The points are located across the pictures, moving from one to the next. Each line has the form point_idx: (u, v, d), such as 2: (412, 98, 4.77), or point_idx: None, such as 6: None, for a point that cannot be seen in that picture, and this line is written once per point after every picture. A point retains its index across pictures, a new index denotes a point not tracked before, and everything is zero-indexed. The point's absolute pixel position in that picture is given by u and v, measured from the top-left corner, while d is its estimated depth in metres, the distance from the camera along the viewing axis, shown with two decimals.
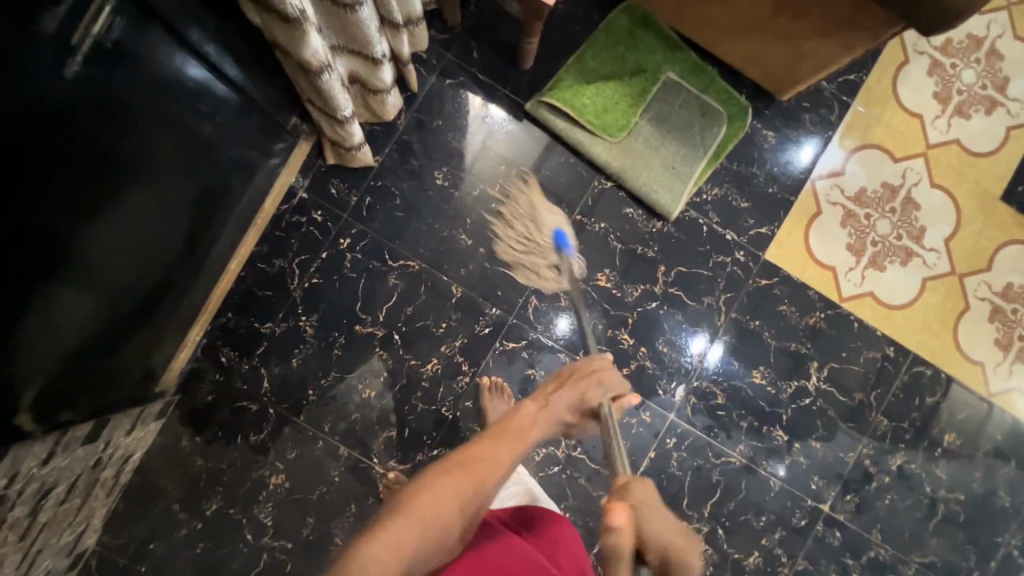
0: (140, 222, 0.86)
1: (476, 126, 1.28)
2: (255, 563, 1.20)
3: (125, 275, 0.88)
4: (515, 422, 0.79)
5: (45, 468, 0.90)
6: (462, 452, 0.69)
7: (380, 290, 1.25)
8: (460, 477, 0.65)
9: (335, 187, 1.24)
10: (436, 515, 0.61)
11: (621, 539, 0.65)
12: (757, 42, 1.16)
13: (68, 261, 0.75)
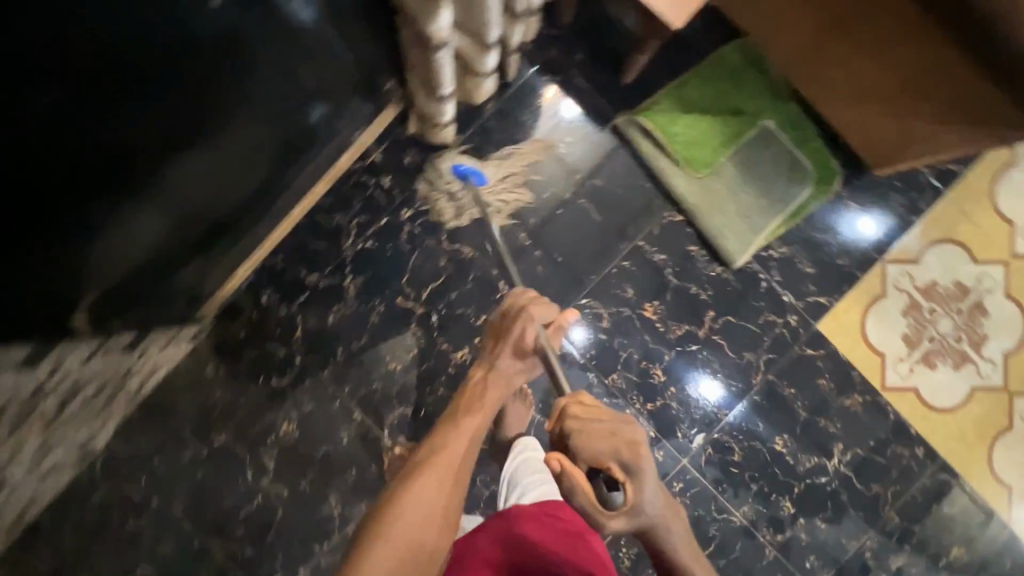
0: (227, 161, 0.87)
1: (553, 127, 1.25)
2: (249, 502, 1.23)
3: (204, 207, 0.89)
4: (472, 406, 0.84)
5: None
6: (423, 457, 0.75)
7: (429, 268, 1.25)
8: (428, 480, 0.71)
9: (410, 157, 1.23)
10: (418, 525, 0.67)
11: (559, 474, 0.73)
12: (870, 112, 1.12)
13: (153, 186, 0.77)
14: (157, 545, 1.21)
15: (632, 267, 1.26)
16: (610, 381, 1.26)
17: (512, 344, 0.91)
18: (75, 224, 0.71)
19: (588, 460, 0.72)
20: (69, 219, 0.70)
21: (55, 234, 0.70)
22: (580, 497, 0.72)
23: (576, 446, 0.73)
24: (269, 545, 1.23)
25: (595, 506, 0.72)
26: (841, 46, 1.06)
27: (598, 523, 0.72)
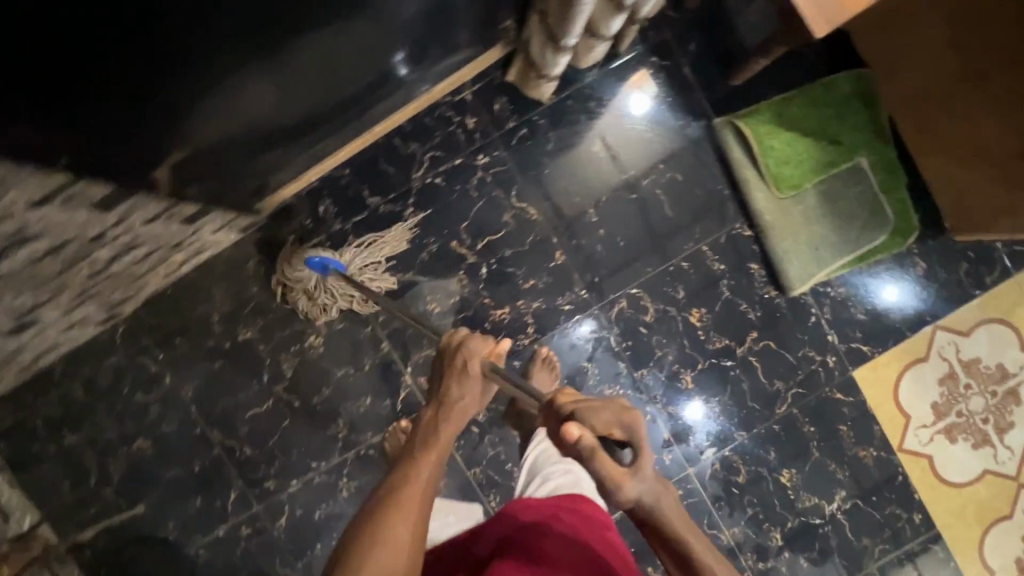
0: (342, 48, 0.81)
1: (625, 110, 1.22)
2: (259, 404, 1.22)
3: (303, 90, 0.83)
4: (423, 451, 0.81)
5: (143, 227, 0.88)
6: (382, 501, 0.73)
7: (491, 219, 1.22)
8: (393, 532, 0.70)
9: (500, 104, 1.20)
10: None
11: (582, 440, 0.67)
12: (972, 174, 1.10)
13: (276, 54, 0.71)
14: (162, 422, 1.21)
15: (690, 270, 1.25)
16: (638, 375, 1.26)
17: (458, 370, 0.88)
18: (196, 74, 0.64)
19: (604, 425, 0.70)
20: (193, 66, 0.63)
21: (175, 80, 0.63)
22: (604, 462, 0.67)
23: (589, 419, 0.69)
24: (269, 450, 1.23)
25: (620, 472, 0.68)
26: (1005, 95, 0.97)
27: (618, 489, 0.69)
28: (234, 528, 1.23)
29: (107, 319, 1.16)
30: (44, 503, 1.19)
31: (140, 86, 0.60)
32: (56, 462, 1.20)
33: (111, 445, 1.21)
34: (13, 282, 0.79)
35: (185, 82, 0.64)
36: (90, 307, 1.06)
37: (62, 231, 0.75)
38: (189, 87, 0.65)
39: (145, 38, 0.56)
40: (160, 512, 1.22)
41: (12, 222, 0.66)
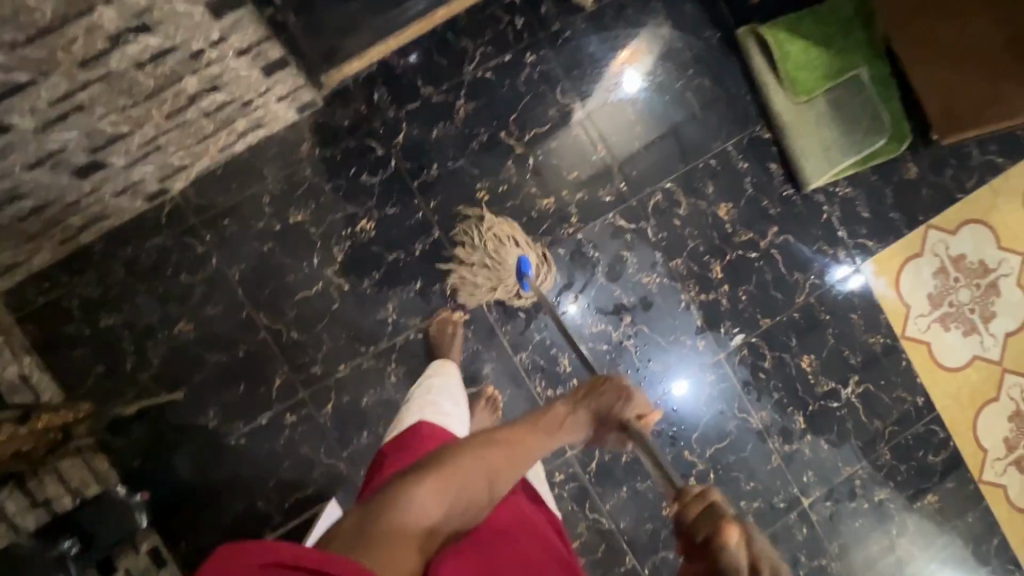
0: None
1: (620, 86, 1.33)
2: (308, 287, 1.22)
3: None
4: (511, 438, 0.81)
5: (232, 60, 1.01)
6: (503, 435, 0.81)
7: (538, 114, 1.30)
8: (493, 454, 0.78)
9: (545, 8, 1.29)
10: (478, 479, 0.73)
11: (734, 541, 0.61)
12: (948, 74, 1.29)
13: None
14: (207, 304, 1.19)
15: (718, 167, 1.36)
16: (672, 265, 1.34)
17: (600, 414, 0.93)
18: None
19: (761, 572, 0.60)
20: None
21: None
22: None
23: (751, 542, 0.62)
24: (317, 334, 1.22)
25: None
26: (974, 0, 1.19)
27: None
28: (278, 416, 1.21)
29: (156, 192, 1.15)
30: (76, 388, 1.14)
31: None
32: (88, 345, 1.15)
33: (150, 327, 1.17)
34: (109, 89, 0.93)
35: None
36: (147, 168, 1.07)
37: (173, 27, 0.92)
38: None
39: None
40: (200, 399, 1.18)
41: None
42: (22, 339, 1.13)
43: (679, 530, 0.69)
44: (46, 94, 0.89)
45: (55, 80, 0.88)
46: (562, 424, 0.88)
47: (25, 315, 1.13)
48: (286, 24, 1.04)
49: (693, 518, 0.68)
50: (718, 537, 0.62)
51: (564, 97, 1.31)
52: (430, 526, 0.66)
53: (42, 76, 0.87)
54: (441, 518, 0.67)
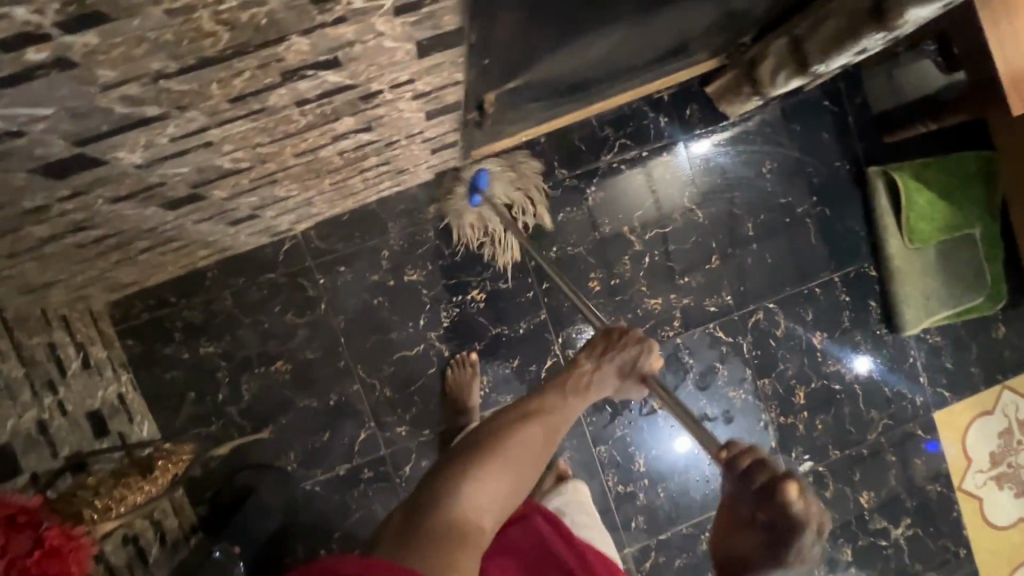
0: (670, 28, 0.87)
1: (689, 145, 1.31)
2: (408, 347, 1.21)
3: (622, 54, 0.88)
4: (541, 407, 0.75)
5: (416, 145, 0.89)
6: (536, 406, 0.75)
7: (662, 214, 1.30)
8: (532, 427, 0.71)
9: (689, 111, 1.30)
10: (520, 459, 0.66)
11: (788, 500, 0.55)
12: None
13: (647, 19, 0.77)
14: (307, 347, 1.18)
15: (821, 295, 1.37)
16: (759, 383, 1.35)
17: (616, 362, 0.87)
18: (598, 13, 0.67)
19: (819, 520, 0.56)
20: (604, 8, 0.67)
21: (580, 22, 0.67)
22: (800, 544, 0.56)
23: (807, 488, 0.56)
24: (409, 395, 1.22)
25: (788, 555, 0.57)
26: None
27: (759, 557, 0.59)
28: (357, 469, 1.21)
29: (282, 232, 1.13)
30: (166, 411, 1.13)
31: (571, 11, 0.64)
32: (184, 370, 1.13)
33: (248, 362, 1.16)
34: (306, 169, 0.79)
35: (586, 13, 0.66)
36: (287, 217, 1.04)
37: (388, 128, 0.75)
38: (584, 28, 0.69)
39: None
40: (284, 441, 1.18)
41: (386, 107, 0.67)
42: (120, 354, 1.10)
43: (732, 476, 0.60)
44: (249, 177, 0.73)
45: (268, 166, 0.71)
46: (589, 383, 0.83)
47: (127, 328, 1.11)
48: (479, 120, 0.89)
49: (749, 466, 0.59)
50: (772, 493, 0.56)
51: (690, 201, 1.31)
52: (479, 520, 0.59)
53: (260, 164, 0.69)
54: (500, 509, 0.62)
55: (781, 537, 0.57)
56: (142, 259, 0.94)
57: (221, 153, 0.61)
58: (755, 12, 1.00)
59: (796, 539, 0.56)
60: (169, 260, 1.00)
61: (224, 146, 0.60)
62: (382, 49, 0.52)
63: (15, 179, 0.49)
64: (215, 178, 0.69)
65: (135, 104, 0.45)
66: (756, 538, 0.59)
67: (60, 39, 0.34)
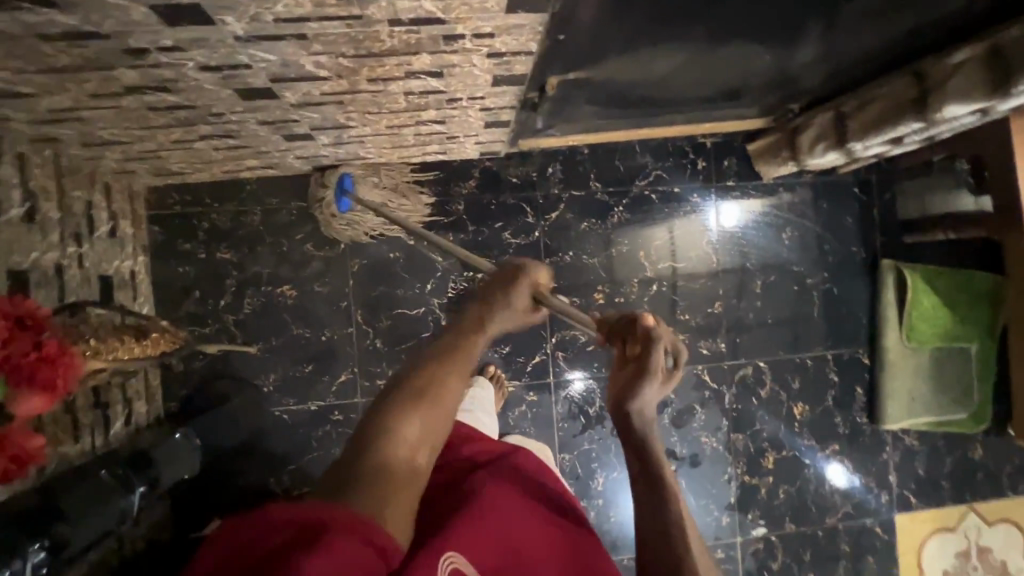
0: (727, 71, 0.95)
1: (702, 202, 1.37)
2: (409, 306, 1.25)
3: (679, 82, 0.96)
4: (442, 355, 0.67)
5: (473, 111, 0.95)
6: (439, 355, 0.67)
7: (678, 250, 1.35)
8: (440, 377, 0.64)
9: (726, 163, 1.37)
10: (435, 408, 0.63)
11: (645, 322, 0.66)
12: None
13: (707, 51, 0.85)
14: (316, 280, 1.22)
15: (810, 367, 1.40)
16: (732, 437, 1.36)
17: (510, 282, 0.71)
18: (662, 27, 0.75)
19: (668, 336, 0.66)
20: (669, 24, 0.74)
21: (647, 28, 0.74)
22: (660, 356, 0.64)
23: (656, 319, 0.67)
24: (397, 351, 1.25)
25: (655, 373, 0.63)
26: None
27: (636, 386, 0.63)
28: (328, 409, 1.22)
29: (326, 167, 1.19)
30: (169, 302, 1.17)
31: (640, 15, 0.71)
32: (197, 269, 1.18)
33: (257, 278, 1.20)
34: (372, 101, 0.85)
35: (651, 22, 0.73)
36: (336, 151, 1.10)
37: (456, 81, 0.82)
38: (648, 37, 0.77)
39: None
40: (268, 362, 1.21)
41: (462, 57, 0.74)
42: (144, 236, 1.15)
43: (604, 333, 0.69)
44: (321, 90, 0.79)
45: (342, 83, 0.78)
46: (487, 318, 0.70)
47: (157, 214, 1.17)
48: (537, 104, 0.96)
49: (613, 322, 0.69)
50: (637, 327, 0.66)
51: (708, 245, 1.37)
52: (408, 467, 0.59)
53: (336, 78, 0.76)
54: (424, 449, 0.61)
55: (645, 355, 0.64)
56: (195, 150, 1.00)
57: (308, 51, 0.67)
58: (808, 81, 1.07)
59: (659, 353, 0.64)
60: (218, 158, 1.06)
61: (314, 45, 0.66)
62: None
63: (134, 12, 0.55)
64: (293, 80, 0.75)
65: None
66: (632, 370, 0.64)
67: None
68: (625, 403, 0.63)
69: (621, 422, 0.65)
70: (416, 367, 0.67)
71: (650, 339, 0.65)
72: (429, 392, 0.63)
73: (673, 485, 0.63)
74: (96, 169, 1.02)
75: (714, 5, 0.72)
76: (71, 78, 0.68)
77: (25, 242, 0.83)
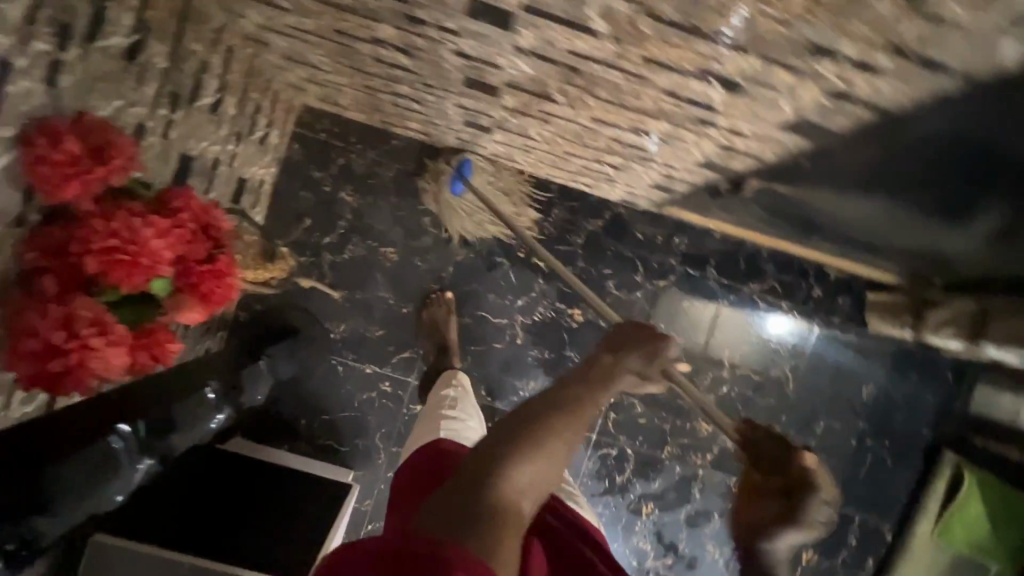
0: (899, 236, 0.94)
1: (772, 317, 1.34)
2: (494, 313, 1.25)
3: (852, 226, 0.95)
4: (575, 390, 0.58)
5: (655, 173, 0.93)
6: (570, 388, 0.58)
7: (760, 363, 1.34)
8: (574, 412, 0.56)
9: (839, 300, 1.35)
10: (562, 445, 0.53)
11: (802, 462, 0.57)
12: None
13: (900, 223, 0.83)
14: (419, 255, 1.22)
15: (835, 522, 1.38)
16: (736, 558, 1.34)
17: (642, 351, 0.66)
18: (880, 200, 0.73)
19: (827, 484, 0.56)
20: (888, 202, 0.73)
21: (867, 195, 0.73)
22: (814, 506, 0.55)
23: (815, 459, 0.58)
24: (465, 350, 1.24)
25: (807, 524, 0.55)
26: None
27: (775, 526, 0.55)
28: (380, 376, 1.22)
29: (475, 155, 1.18)
30: (279, 219, 1.17)
31: (869, 189, 0.69)
32: (316, 199, 1.18)
33: (368, 230, 1.20)
34: (575, 132, 0.84)
35: (872, 195, 0.72)
36: (496, 149, 1.09)
37: (668, 150, 0.80)
38: (863, 199, 0.75)
39: (915, 191, 0.65)
40: (344, 311, 1.20)
41: (697, 137, 0.72)
42: (281, 150, 1.15)
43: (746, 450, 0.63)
44: (541, 108, 0.78)
45: (566, 111, 0.76)
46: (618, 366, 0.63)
47: (301, 133, 1.16)
48: (717, 192, 0.94)
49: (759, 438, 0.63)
50: (791, 466, 0.58)
51: (789, 369, 1.35)
52: (518, 509, 0.49)
53: (565, 106, 0.75)
54: (535, 497, 0.51)
55: (794, 502, 0.55)
56: (374, 99, 0.99)
57: (566, 80, 0.66)
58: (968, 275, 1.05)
59: (812, 502, 0.55)
60: (388, 111, 1.05)
61: (577, 78, 0.65)
62: (772, 105, 0.57)
63: None
64: (524, 91, 0.74)
65: (601, 16, 0.50)
66: (776, 508, 0.56)
67: None
68: (754, 543, 0.56)
69: (750, 560, 0.57)
70: (530, 402, 0.56)
71: (798, 479, 0.57)
72: (550, 431, 0.53)
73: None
74: (274, 77, 1.02)
75: (931, 211, 0.71)
76: (333, 13, 0.67)
77: (201, 132, 0.83)
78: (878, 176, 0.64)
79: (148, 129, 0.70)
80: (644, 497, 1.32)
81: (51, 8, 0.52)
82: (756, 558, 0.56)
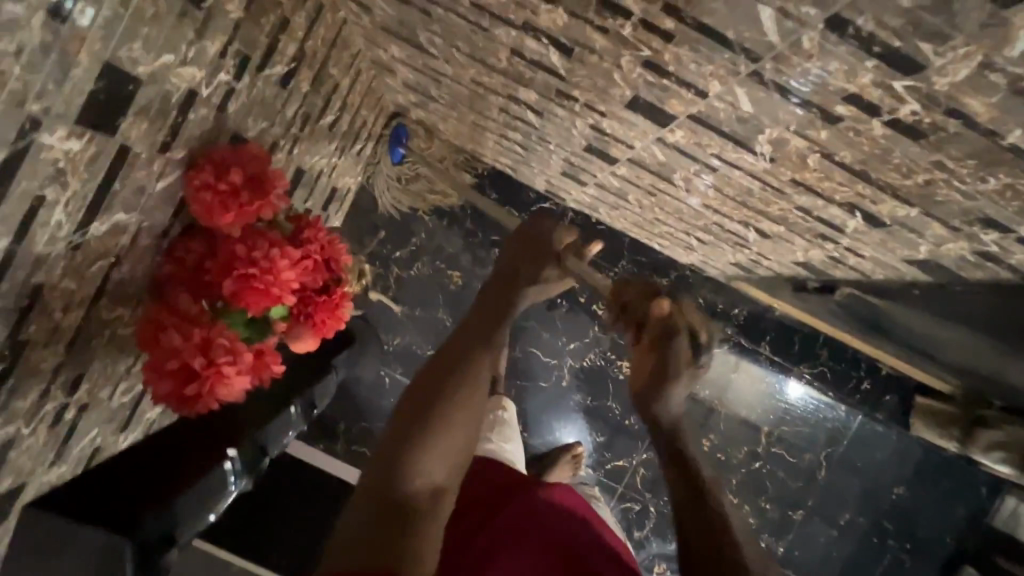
0: (971, 362, 0.95)
1: (795, 386, 1.33)
2: (546, 353, 1.27)
3: (927, 342, 0.96)
4: (450, 367, 0.50)
5: (744, 256, 0.93)
6: (438, 367, 0.51)
7: (796, 443, 1.34)
8: (456, 389, 0.48)
9: (886, 397, 1.34)
10: (455, 421, 0.46)
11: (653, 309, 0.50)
12: None
13: (993, 355, 0.82)
14: (482, 283, 1.23)
15: None
16: None
17: (541, 262, 0.62)
18: (986, 335, 0.72)
19: (693, 323, 0.50)
20: (994, 338, 0.72)
21: (973, 329, 0.72)
22: (684, 353, 0.49)
23: (678, 300, 0.51)
24: (511, 382, 1.26)
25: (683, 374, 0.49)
26: None
27: (658, 384, 0.49)
28: None
29: (556, 196, 1.20)
30: (356, 226, 1.19)
31: (980, 325, 0.68)
32: (395, 213, 1.20)
33: (438, 250, 1.21)
34: (678, 209, 0.85)
35: (980, 329, 0.71)
36: (582, 197, 1.10)
37: (770, 244, 0.81)
38: (965, 330, 0.74)
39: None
40: (401, 325, 1.22)
41: (810, 244, 0.72)
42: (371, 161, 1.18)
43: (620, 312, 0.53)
44: (654, 183, 0.79)
45: (679, 193, 0.77)
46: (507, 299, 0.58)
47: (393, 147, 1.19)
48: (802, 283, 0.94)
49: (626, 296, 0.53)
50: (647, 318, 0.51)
51: (824, 455, 1.34)
52: (425, 499, 0.41)
53: (682, 189, 0.75)
54: (448, 476, 0.44)
55: (658, 353, 0.49)
56: (475, 132, 1.01)
57: (697, 173, 0.67)
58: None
59: (675, 345, 0.49)
60: (485, 145, 1.06)
61: (710, 175, 0.65)
62: (908, 243, 0.58)
63: (616, 89, 0.55)
64: (644, 168, 0.75)
65: (770, 142, 0.50)
66: (650, 366, 0.50)
67: (872, 121, 0.40)
68: (649, 409, 0.51)
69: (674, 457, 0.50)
70: (414, 390, 0.49)
71: (659, 330, 0.50)
72: (442, 417, 0.46)
73: (723, 503, 0.48)
74: (383, 95, 1.04)
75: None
76: (481, 70, 0.68)
77: (317, 147, 0.85)
78: (996, 316, 0.63)
79: (280, 147, 0.72)
80: (658, 557, 1.31)
81: (240, 42, 0.54)
82: (659, 423, 0.51)
